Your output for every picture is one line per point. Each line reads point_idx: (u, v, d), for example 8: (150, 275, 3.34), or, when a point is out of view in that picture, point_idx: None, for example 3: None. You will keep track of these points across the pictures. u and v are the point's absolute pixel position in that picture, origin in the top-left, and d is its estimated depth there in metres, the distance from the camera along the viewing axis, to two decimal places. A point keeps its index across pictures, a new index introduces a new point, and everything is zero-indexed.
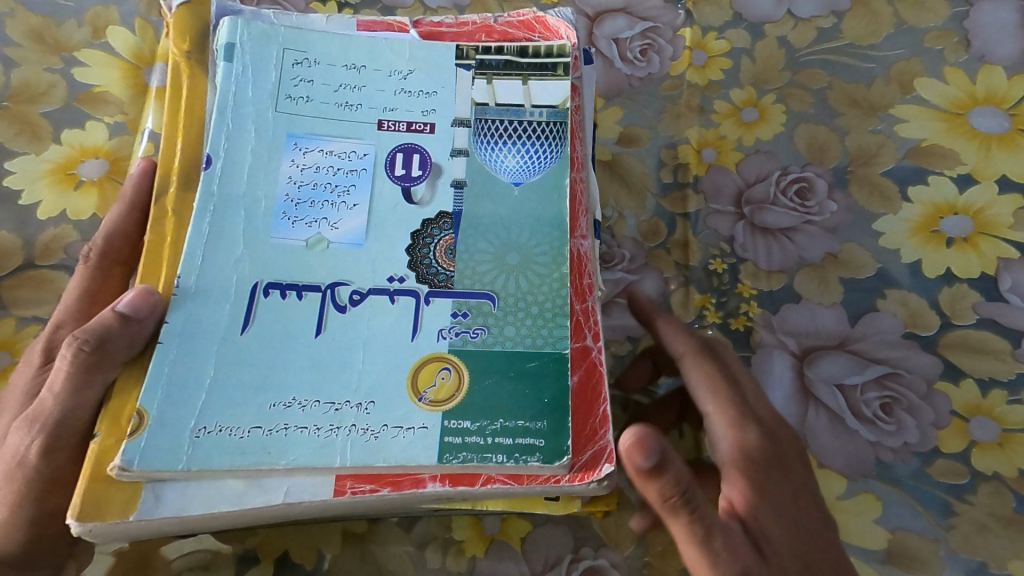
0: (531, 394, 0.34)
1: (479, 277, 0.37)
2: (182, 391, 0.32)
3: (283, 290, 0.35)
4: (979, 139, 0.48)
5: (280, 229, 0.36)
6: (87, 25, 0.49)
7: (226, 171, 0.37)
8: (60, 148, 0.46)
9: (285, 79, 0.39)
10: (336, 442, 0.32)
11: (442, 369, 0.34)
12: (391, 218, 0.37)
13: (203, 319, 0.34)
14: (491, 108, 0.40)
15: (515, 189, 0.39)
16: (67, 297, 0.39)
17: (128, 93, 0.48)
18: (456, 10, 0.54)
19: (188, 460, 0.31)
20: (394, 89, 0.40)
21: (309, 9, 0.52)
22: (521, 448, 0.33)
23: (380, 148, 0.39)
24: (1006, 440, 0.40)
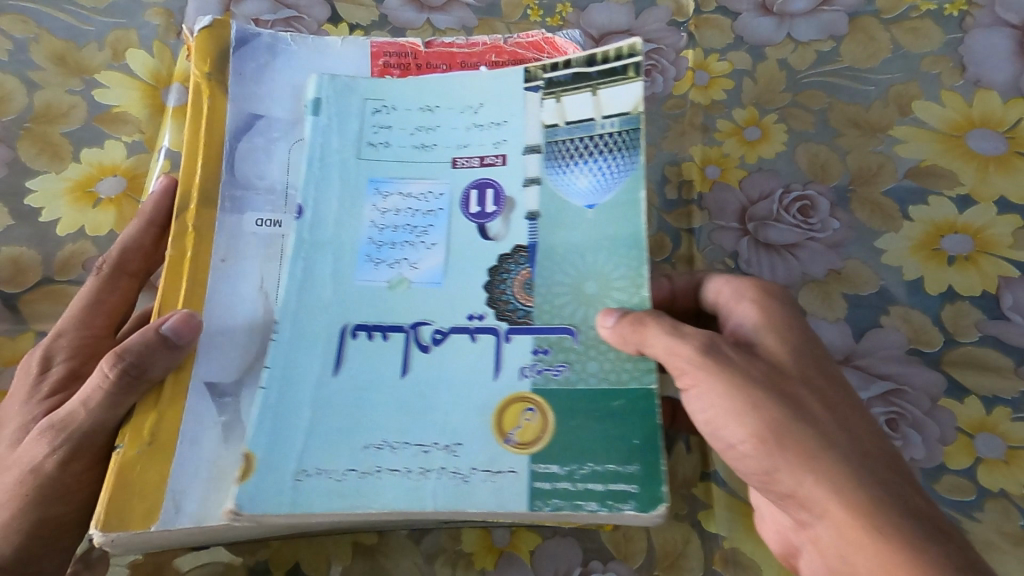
0: (619, 434, 0.33)
1: (557, 310, 0.36)
2: (283, 434, 0.33)
3: (370, 331, 0.36)
4: (977, 161, 0.50)
5: (364, 271, 0.37)
6: (107, 48, 0.51)
7: (316, 219, 0.38)
8: (80, 165, 0.47)
9: (366, 126, 0.40)
10: (426, 485, 0.32)
11: (526, 410, 0.34)
12: (470, 254, 0.38)
13: (299, 362, 0.34)
14: (561, 128, 0.40)
15: (589, 212, 0.38)
16: (74, 304, 0.40)
17: (146, 113, 0.49)
18: (465, 32, 0.56)
19: (291, 504, 0.31)
20: (467, 125, 0.40)
21: (322, 31, 0.54)
22: (614, 495, 0.32)
23: (455, 186, 0.39)
24: (1012, 457, 0.40)
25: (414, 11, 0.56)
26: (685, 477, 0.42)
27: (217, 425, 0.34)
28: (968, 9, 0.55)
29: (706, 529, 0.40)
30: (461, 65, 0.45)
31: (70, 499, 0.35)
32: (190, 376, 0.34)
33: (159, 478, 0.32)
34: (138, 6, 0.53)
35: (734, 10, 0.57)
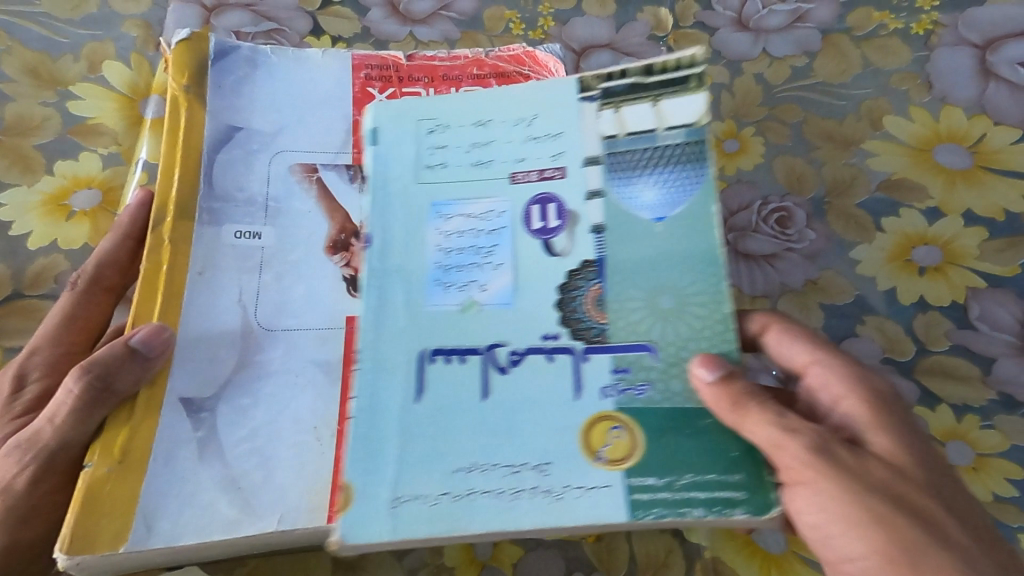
0: (716, 447, 0.30)
1: (634, 326, 0.33)
2: (370, 464, 0.30)
3: (447, 355, 0.33)
4: (944, 174, 0.51)
5: (433, 295, 0.34)
6: (83, 60, 0.50)
7: (383, 244, 0.35)
8: (53, 178, 0.46)
9: (422, 150, 0.38)
10: (521, 508, 0.29)
11: (612, 425, 0.31)
12: (540, 271, 0.34)
13: (380, 389, 0.32)
14: (622, 140, 0.36)
15: (659, 226, 0.34)
16: (48, 320, 0.39)
17: (123, 125, 0.48)
18: (448, 45, 0.56)
19: (393, 530, 0.29)
20: (522, 137, 0.37)
21: (304, 43, 0.54)
22: (722, 503, 0.29)
23: (520, 203, 0.36)
24: (980, 463, 0.41)
25: (396, 24, 0.56)
26: None
27: (191, 441, 0.33)
28: (934, 28, 0.57)
29: (688, 539, 0.41)
30: (443, 77, 0.45)
31: (37, 521, 0.34)
32: (162, 393, 0.34)
33: (130, 497, 0.31)
34: (116, 17, 0.52)
35: (711, 26, 0.58)
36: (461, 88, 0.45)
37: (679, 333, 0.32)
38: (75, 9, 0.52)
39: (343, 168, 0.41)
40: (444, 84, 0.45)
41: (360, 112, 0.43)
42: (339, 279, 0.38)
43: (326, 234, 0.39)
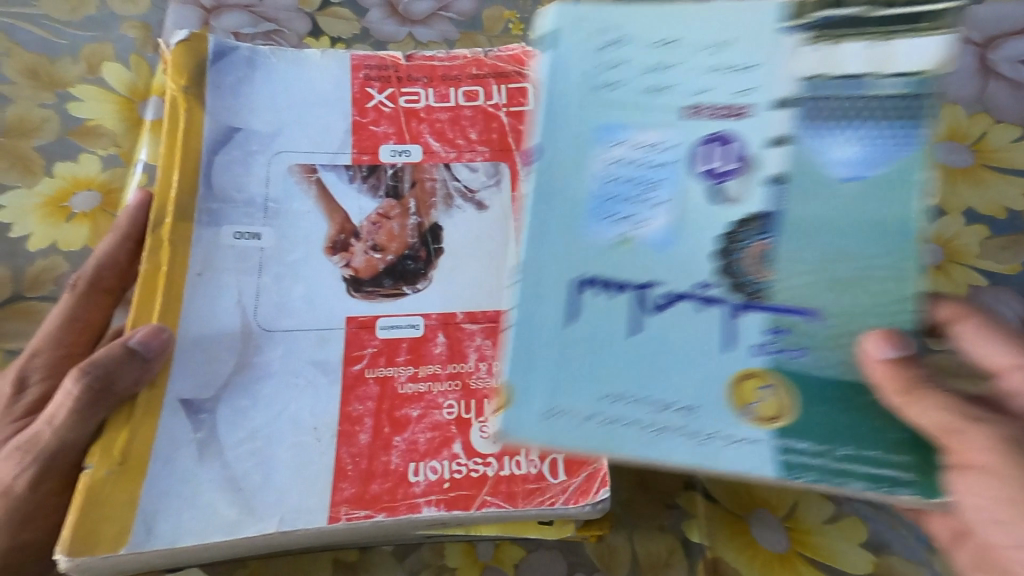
0: (881, 426, 0.29)
1: (798, 290, 0.30)
2: (527, 378, 0.29)
3: (604, 287, 0.31)
4: (945, 172, 0.51)
5: (592, 225, 0.31)
6: (81, 62, 0.50)
7: (548, 160, 0.32)
8: (53, 180, 0.46)
9: (591, 66, 0.33)
10: (666, 443, 0.29)
11: (765, 386, 0.29)
12: (704, 218, 0.31)
13: (540, 308, 0.30)
14: (826, 81, 0.30)
15: (845, 186, 0.30)
16: (47, 323, 0.39)
17: (122, 126, 0.48)
18: (447, 45, 0.56)
19: (541, 440, 0.29)
20: (705, 67, 0.32)
21: (303, 44, 0.54)
22: (888, 480, 0.28)
23: (690, 140, 0.32)
24: None
25: (395, 25, 0.56)
26: (668, 487, 0.42)
27: (192, 443, 0.33)
28: None
29: (689, 538, 0.41)
30: (443, 78, 0.44)
31: (37, 524, 0.34)
32: (163, 394, 0.34)
33: (130, 499, 0.31)
34: (114, 19, 0.52)
35: None
36: (460, 88, 0.44)
37: (852, 303, 0.30)
38: (73, 11, 0.52)
39: (342, 168, 0.41)
40: (443, 85, 0.44)
41: (358, 113, 0.43)
42: (340, 280, 0.38)
43: (326, 234, 0.39)
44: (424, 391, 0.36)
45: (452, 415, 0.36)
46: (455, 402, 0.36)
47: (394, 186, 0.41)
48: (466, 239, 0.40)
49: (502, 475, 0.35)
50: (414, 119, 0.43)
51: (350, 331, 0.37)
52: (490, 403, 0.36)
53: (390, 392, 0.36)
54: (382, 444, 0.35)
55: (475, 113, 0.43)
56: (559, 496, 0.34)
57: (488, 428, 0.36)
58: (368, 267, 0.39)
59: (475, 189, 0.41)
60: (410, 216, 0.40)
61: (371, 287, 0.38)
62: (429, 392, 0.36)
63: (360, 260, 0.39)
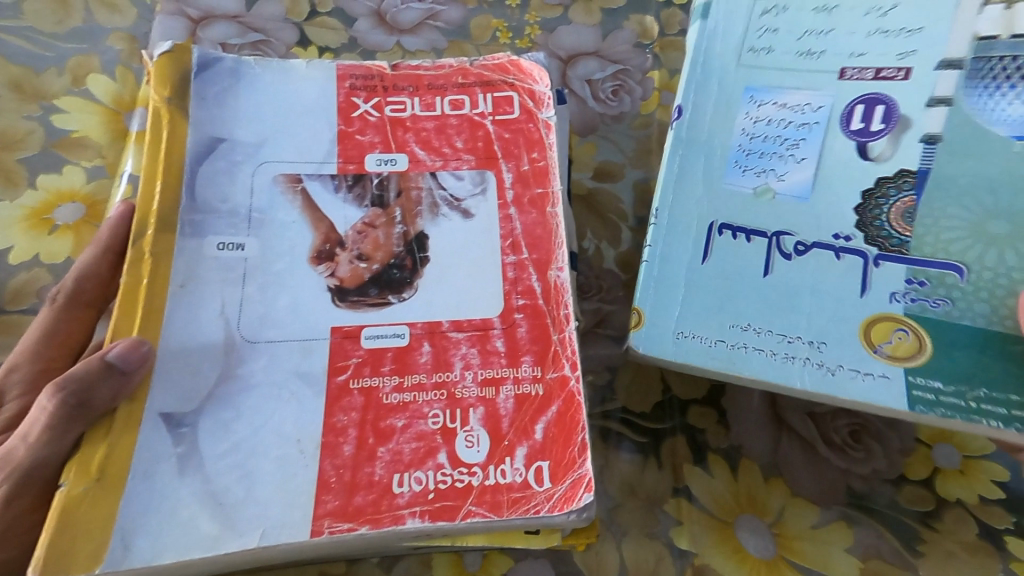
0: (1017, 373, 0.36)
1: (944, 247, 0.38)
2: (666, 299, 0.40)
3: (735, 232, 0.41)
4: None
5: (734, 175, 0.42)
6: (67, 74, 0.50)
7: (692, 119, 0.43)
8: (36, 192, 0.46)
9: (751, 30, 0.44)
10: (793, 368, 0.38)
11: (900, 330, 0.37)
12: (838, 173, 0.40)
13: (675, 245, 0.41)
14: (1001, 41, 0.39)
15: (1017, 144, 0.38)
16: (26, 338, 0.39)
17: (108, 138, 0.48)
18: (435, 54, 0.56)
19: (675, 354, 0.39)
20: (868, 31, 0.42)
21: (291, 54, 0.54)
22: (1012, 419, 0.35)
23: (840, 99, 0.41)
24: (966, 466, 0.42)
25: (383, 34, 0.57)
26: (656, 493, 0.42)
27: (171, 457, 0.33)
28: None
29: (677, 545, 0.41)
30: (428, 87, 0.44)
31: (13, 541, 0.33)
32: (142, 408, 0.34)
33: (107, 517, 0.31)
34: (101, 31, 0.53)
35: None
36: (446, 97, 0.44)
37: (1021, 257, 0.37)
38: (59, 23, 0.52)
39: (327, 177, 0.41)
40: (429, 94, 0.44)
41: (345, 122, 0.43)
42: (325, 289, 0.38)
43: (311, 244, 0.39)
44: (409, 400, 0.36)
45: (437, 425, 0.36)
46: (439, 411, 0.36)
47: (380, 196, 0.41)
48: (451, 247, 0.40)
49: (487, 485, 0.34)
50: (400, 128, 0.43)
51: (335, 341, 0.37)
52: (476, 412, 0.36)
53: (375, 402, 0.36)
54: (366, 454, 0.35)
55: (460, 121, 0.44)
56: (544, 504, 0.34)
57: (473, 437, 0.35)
58: (354, 277, 0.39)
59: (461, 197, 0.41)
60: (396, 225, 0.40)
61: (356, 296, 0.38)
62: (414, 401, 0.36)
63: (345, 269, 0.39)
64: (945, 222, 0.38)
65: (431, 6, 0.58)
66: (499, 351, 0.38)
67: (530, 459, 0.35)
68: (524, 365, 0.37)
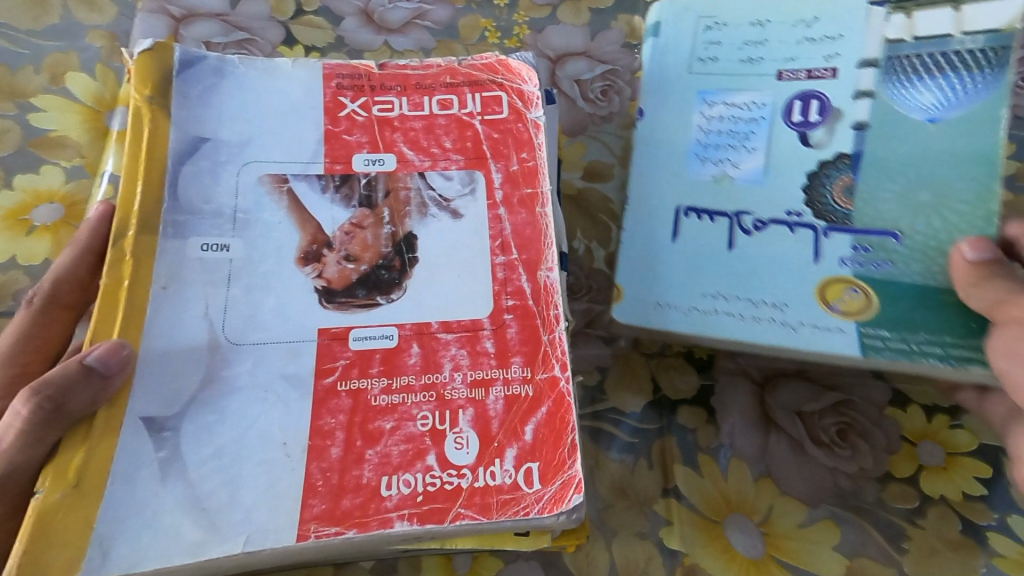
0: (950, 319, 0.41)
1: (880, 216, 0.43)
2: (644, 274, 0.46)
3: (699, 214, 0.46)
4: None
5: (694, 166, 0.47)
6: (44, 72, 0.49)
7: (652, 119, 0.48)
8: (14, 193, 0.45)
9: (699, 43, 0.48)
10: (760, 327, 0.43)
11: (850, 289, 0.42)
12: (789, 159, 0.45)
13: (648, 229, 0.47)
14: (907, 44, 0.43)
15: (931, 126, 0.42)
16: (2, 341, 0.38)
17: (87, 137, 0.48)
18: (422, 53, 0.56)
19: (654, 322, 0.45)
20: (799, 38, 0.46)
21: (276, 53, 0.54)
22: (952, 355, 0.40)
23: (781, 96, 0.46)
24: (950, 463, 0.43)
25: (371, 33, 0.56)
26: (646, 493, 0.43)
27: (153, 462, 0.32)
28: None
29: (667, 545, 0.41)
30: (416, 86, 0.44)
31: None
32: (123, 412, 0.33)
33: (85, 524, 0.31)
34: (80, 28, 0.52)
35: None
36: (434, 97, 0.44)
37: (947, 221, 0.42)
38: (36, 20, 0.51)
39: (314, 178, 0.40)
40: (417, 94, 0.44)
41: (331, 122, 0.42)
42: (312, 291, 0.38)
43: (298, 245, 0.39)
44: (398, 403, 0.36)
45: (426, 427, 0.35)
46: (428, 413, 0.36)
47: (367, 196, 0.41)
48: (440, 248, 0.40)
49: (477, 487, 0.34)
50: (388, 128, 0.43)
51: (322, 343, 0.37)
52: (465, 413, 0.36)
53: (363, 405, 0.36)
54: (354, 458, 0.34)
55: (449, 121, 0.43)
56: (534, 505, 0.34)
57: (462, 438, 0.35)
58: (341, 278, 0.38)
59: (450, 198, 0.41)
60: (384, 225, 0.40)
61: (344, 298, 0.38)
62: (403, 403, 0.36)
63: (332, 271, 0.38)
64: (879, 197, 0.43)
65: (419, 5, 0.58)
66: (488, 352, 0.37)
67: (520, 460, 0.35)
68: (514, 366, 0.37)
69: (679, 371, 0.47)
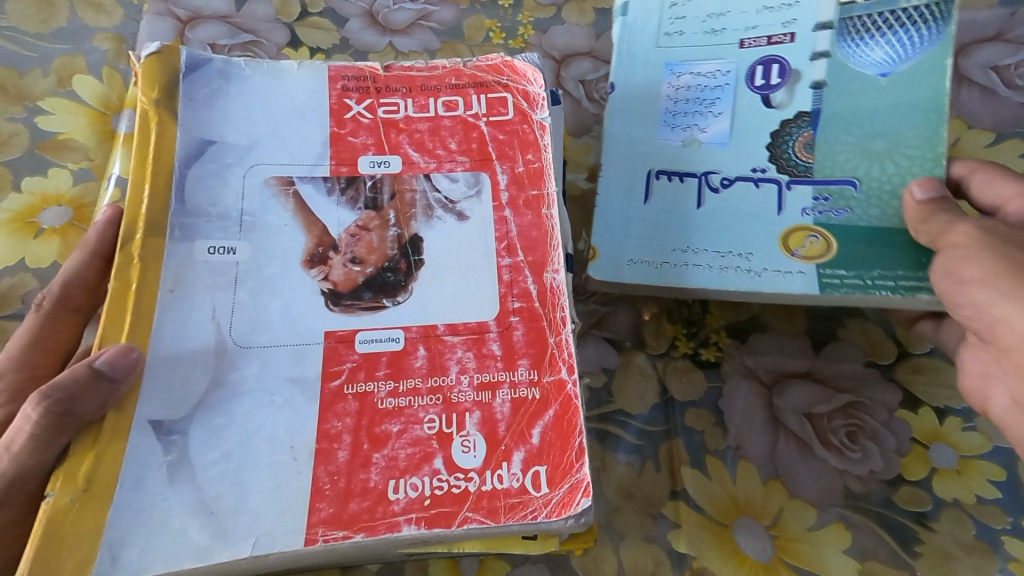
0: (899, 254, 0.44)
1: (838, 165, 0.46)
2: (619, 233, 0.47)
3: (671, 176, 0.48)
4: None
5: (664, 132, 0.49)
6: (51, 75, 0.50)
7: (625, 88, 0.50)
8: (21, 196, 0.46)
9: (665, 18, 0.51)
10: (727, 275, 0.45)
11: (811, 236, 0.45)
12: (753, 120, 0.48)
13: (622, 193, 0.48)
14: (858, 5, 0.47)
15: (882, 79, 0.46)
16: (10, 345, 0.39)
17: (94, 140, 0.48)
18: (427, 54, 0.56)
19: (630, 277, 0.46)
20: (756, 9, 0.49)
21: (281, 55, 0.54)
22: (903, 287, 0.43)
23: (743, 63, 0.49)
24: (962, 466, 0.42)
25: (375, 34, 0.56)
26: (653, 496, 0.42)
27: (161, 466, 0.32)
28: None
29: (675, 549, 0.40)
30: (421, 88, 0.44)
31: None
32: (132, 415, 0.33)
33: (94, 528, 0.31)
34: (86, 31, 0.52)
35: None
36: (439, 98, 0.44)
37: (898, 167, 0.46)
38: (43, 23, 0.52)
39: (320, 180, 0.40)
40: (423, 95, 0.44)
41: (336, 124, 0.42)
42: (318, 293, 0.38)
43: (304, 247, 0.39)
44: (404, 405, 0.36)
45: (433, 430, 0.35)
46: (435, 416, 0.36)
47: (373, 198, 0.41)
48: (446, 251, 0.40)
49: (484, 491, 0.34)
50: (393, 130, 0.43)
51: (329, 346, 0.37)
52: (472, 417, 0.36)
53: (370, 408, 0.36)
54: (361, 461, 0.34)
55: (454, 123, 0.43)
56: (541, 509, 0.34)
57: (469, 442, 0.35)
58: (348, 280, 0.38)
59: (456, 200, 0.41)
60: (390, 228, 0.40)
61: (351, 300, 0.38)
62: (410, 406, 0.36)
63: (339, 273, 0.38)
64: (837, 149, 0.47)
65: (424, 6, 0.58)
66: (495, 354, 0.37)
67: (527, 464, 0.35)
68: (520, 369, 0.37)
69: (686, 375, 0.47)
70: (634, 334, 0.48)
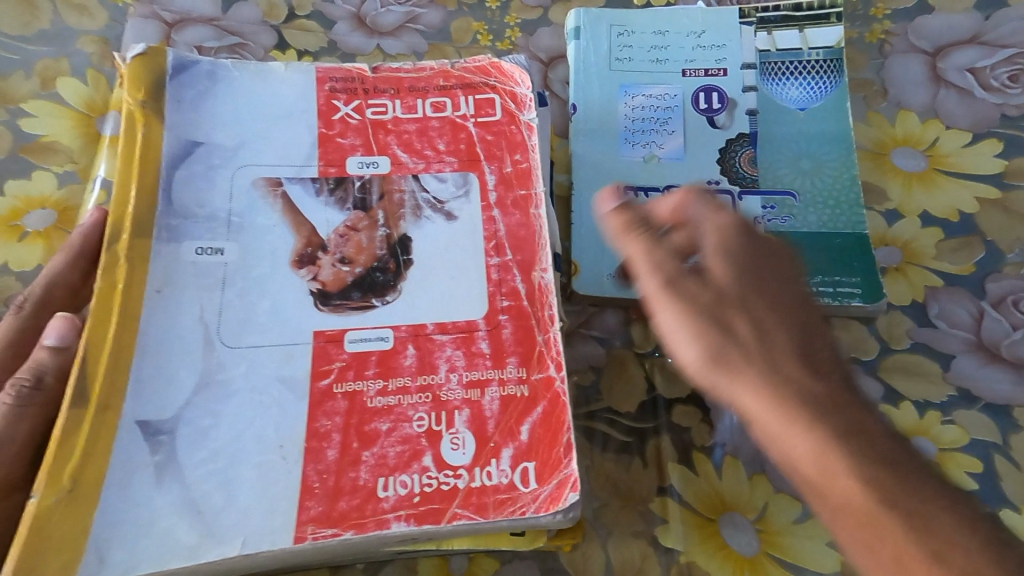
0: (840, 258, 0.49)
1: (779, 179, 0.52)
2: (595, 249, 0.49)
3: (636, 192, 0.51)
4: (902, 177, 0.53)
5: (626, 149, 0.52)
6: (34, 77, 0.49)
7: (586, 109, 0.53)
8: (4, 199, 0.45)
9: (614, 45, 0.55)
10: None
11: None
12: (702, 138, 0.52)
13: (595, 210, 0.50)
14: (773, 52, 0.55)
15: (802, 112, 0.54)
16: None
17: (79, 142, 0.47)
18: (415, 57, 0.56)
19: (607, 290, 0.48)
20: (692, 46, 0.55)
21: (269, 57, 0.54)
22: (842, 294, 0.47)
23: (686, 89, 0.53)
24: (943, 458, 0.43)
25: (362, 37, 0.56)
26: (641, 492, 0.43)
27: (149, 466, 0.33)
28: (886, 37, 0.58)
29: (662, 544, 0.41)
30: (410, 89, 0.44)
31: None
32: (119, 416, 0.33)
33: (81, 526, 0.31)
34: (70, 33, 0.52)
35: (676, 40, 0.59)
36: (428, 99, 0.44)
37: (826, 184, 0.51)
38: (26, 25, 0.51)
39: (308, 180, 0.41)
40: (411, 96, 0.44)
41: (326, 125, 0.42)
42: (308, 293, 0.38)
43: (293, 248, 0.39)
44: (394, 404, 0.36)
45: (423, 428, 0.36)
46: (425, 414, 0.36)
47: (362, 198, 0.41)
48: (434, 251, 0.40)
49: (473, 487, 0.34)
50: (382, 131, 0.43)
51: (318, 345, 0.37)
52: (461, 414, 0.36)
53: (359, 407, 0.36)
54: (351, 459, 0.34)
55: (443, 124, 0.44)
56: (531, 505, 0.34)
57: (458, 439, 0.35)
58: (337, 280, 0.38)
59: (445, 200, 0.41)
60: (379, 228, 0.40)
61: (340, 299, 0.38)
62: (400, 404, 0.36)
63: (328, 273, 0.39)
64: (774, 170, 0.52)
65: (411, 9, 0.58)
66: (484, 352, 0.38)
67: (516, 460, 0.35)
68: (510, 366, 0.37)
69: (675, 377, 0.47)
70: (622, 332, 0.49)
